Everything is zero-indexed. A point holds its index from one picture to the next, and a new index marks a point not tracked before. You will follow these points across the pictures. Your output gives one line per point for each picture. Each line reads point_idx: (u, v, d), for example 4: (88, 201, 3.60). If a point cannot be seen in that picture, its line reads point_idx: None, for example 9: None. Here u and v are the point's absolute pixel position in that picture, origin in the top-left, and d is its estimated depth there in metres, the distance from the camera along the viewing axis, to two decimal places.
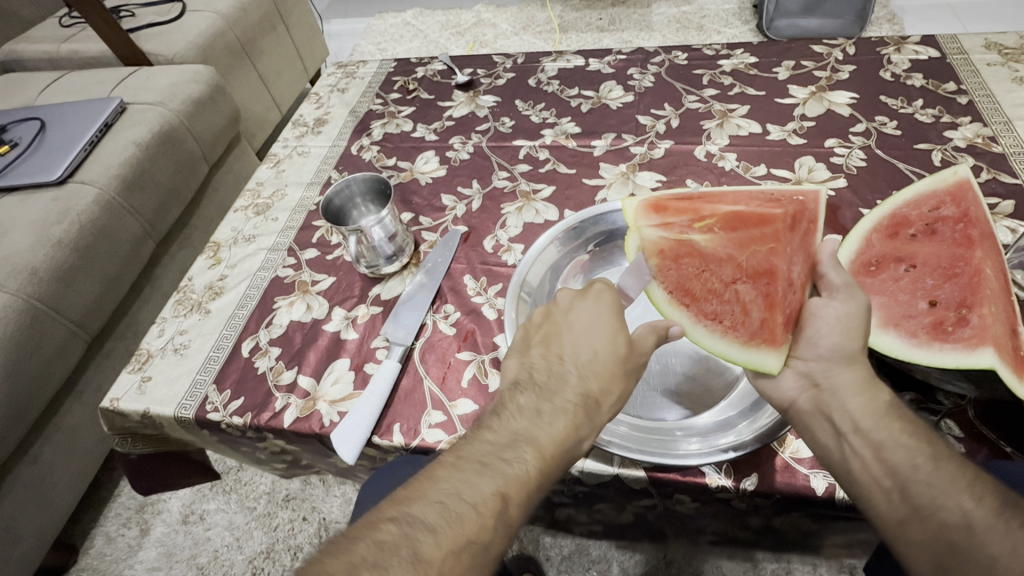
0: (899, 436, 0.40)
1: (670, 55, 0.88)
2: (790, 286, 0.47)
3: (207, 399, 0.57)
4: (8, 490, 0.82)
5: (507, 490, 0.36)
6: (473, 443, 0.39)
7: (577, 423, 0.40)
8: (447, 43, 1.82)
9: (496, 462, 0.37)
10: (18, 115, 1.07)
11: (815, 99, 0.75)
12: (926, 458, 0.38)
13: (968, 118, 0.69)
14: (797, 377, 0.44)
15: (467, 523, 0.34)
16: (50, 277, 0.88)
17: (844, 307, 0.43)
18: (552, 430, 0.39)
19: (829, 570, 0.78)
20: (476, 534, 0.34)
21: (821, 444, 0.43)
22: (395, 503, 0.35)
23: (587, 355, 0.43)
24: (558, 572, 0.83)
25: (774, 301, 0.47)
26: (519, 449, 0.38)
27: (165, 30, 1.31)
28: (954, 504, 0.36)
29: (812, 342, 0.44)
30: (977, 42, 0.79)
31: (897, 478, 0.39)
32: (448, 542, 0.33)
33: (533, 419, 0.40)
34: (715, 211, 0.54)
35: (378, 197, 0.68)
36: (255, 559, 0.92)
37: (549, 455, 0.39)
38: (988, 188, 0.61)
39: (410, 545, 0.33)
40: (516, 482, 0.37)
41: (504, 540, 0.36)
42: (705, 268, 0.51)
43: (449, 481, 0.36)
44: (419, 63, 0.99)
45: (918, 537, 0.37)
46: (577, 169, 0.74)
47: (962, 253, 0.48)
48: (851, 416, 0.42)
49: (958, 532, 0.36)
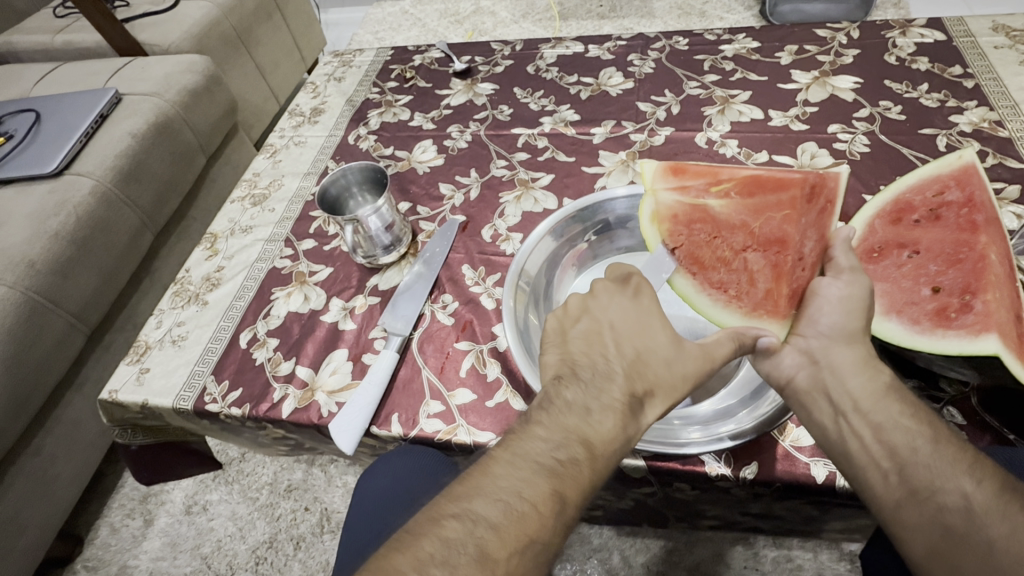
0: (899, 417, 0.40)
1: (670, 40, 0.87)
2: (801, 262, 0.47)
3: (205, 390, 0.57)
4: (11, 482, 0.83)
5: (564, 490, 0.36)
6: (527, 440, 0.38)
7: (625, 421, 0.39)
8: (446, 32, 1.80)
9: (550, 463, 0.37)
10: (14, 106, 1.06)
11: (818, 85, 0.74)
12: (926, 441, 0.38)
13: (975, 102, 0.67)
14: (797, 355, 0.44)
15: (528, 521, 0.35)
16: (47, 270, 0.88)
17: (846, 287, 0.43)
18: (601, 429, 0.38)
19: (830, 557, 0.78)
20: (536, 532, 0.35)
21: (820, 425, 0.42)
22: (453, 498, 0.35)
23: (637, 356, 0.42)
24: (559, 561, 0.84)
25: (785, 275, 0.47)
26: (570, 447, 0.38)
27: (160, 19, 1.29)
28: (954, 486, 0.36)
29: (813, 321, 0.44)
30: (984, 25, 0.77)
31: (897, 459, 0.39)
32: (511, 541, 0.34)
33: (582, 416, 0.39)
34: (735, 176, 0.54)
35: (375, 186, 0.67)
36: (258, 549, 0.92)
37: (599, 454, 0.38)
38: (994, 173, 0.60)
39: (474, 542, 0.33)
40: (572, 482, 0.37)
41: (559, 535, 0.36)
42: (715, 233, 0.51)
43: (507, 479, 0.36)
44: (417, 51, 0.97)
45: (915, 518, 0.37)
46: (577, 157, 0.73)
47: (966, 238, 0.47)
48: (852, 396, 0.41)
49: (956, 516, 0.36)
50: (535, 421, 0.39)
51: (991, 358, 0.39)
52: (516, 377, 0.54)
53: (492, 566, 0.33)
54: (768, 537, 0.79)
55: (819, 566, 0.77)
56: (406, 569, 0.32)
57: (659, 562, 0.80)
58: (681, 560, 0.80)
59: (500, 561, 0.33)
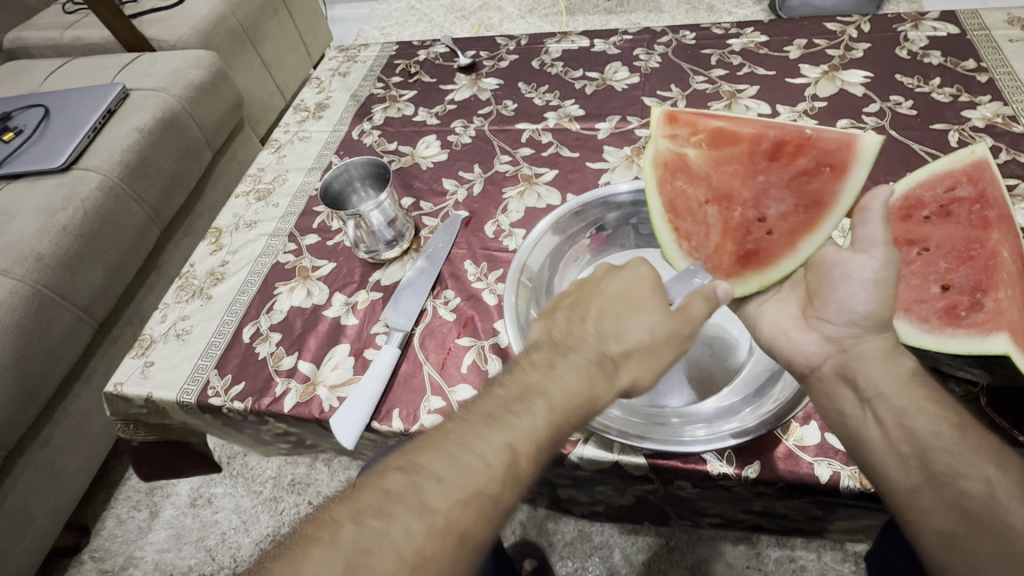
0: (922, 402, 0.38)
1: (677, 34, 0.86)
2: (764, 221, 0.49)
3: (208, 383, 0.58)
4: (19, 473, 0.84)
5: (516, 444, 0.35)
6: (486, 398, 0.37)
7: (594, 381, 0.38)
8: (452, 28, 1.79)
9: (504, 416, 0.36)
10: (23, 101, 1.07)
11: (828, 79, 0.73)
12: (950, 426, 0.37)
13: (988, 97, 0.66)
14: (824, 342, 0.43)
15: (478, 473, 0.34)
16: (55, 264, 0.89)
17: (880, 268, 0.40)
18: (564, 384, 0.37)
19: (835, 558, 0.77)
20: (485, 485, 0.34)
21: (838, 409, 0.42)
22: (404, 453, 0.35)
23: (617, 319, 0.40)
24: (560, 557, 0.84)
25: (746, 231, 0.49)
26: (529, 402, 0.36)
27: (167, 15, 1.30)
28: (976, 472, 0.36)
29: (845, 306, 0.42)
30: (999, 18, 0.75)
31: (917, 445, 0.37)
32: (455, 492, 0.33)
33: (545, 373, 0.38)
34: (714, 121, 0.52)
35: (377, 181, 0.67)
36: (263, 542, 0.93)
37: (559, 410, 0.36)
38: (1007, 169, 0.58)
39: (414, 492, 0.33)
40: (525, 435, 0.35)
41: (515, 491, 0.34)
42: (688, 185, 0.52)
43: (459, 431, 0.35)
44: (422, 46, 0.97)
45: (931, 503, 0.36)
46: (581, 152, 0.73)
47: (978, 235, 0.46)
48: (874, 381, 0.40)
49: (977, 502, 0.35)
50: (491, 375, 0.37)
51: (1001, 357, 0.39)
52: None
53: (432, 516, 0.32)
54: (771, 536, 0.79)
55: (822, 567, 0.76)
56: (343, 521, 0.32)
57: (660, 561, 0.80)
58: (683, 558, 0.80)
59: (440, 511, 0.33)
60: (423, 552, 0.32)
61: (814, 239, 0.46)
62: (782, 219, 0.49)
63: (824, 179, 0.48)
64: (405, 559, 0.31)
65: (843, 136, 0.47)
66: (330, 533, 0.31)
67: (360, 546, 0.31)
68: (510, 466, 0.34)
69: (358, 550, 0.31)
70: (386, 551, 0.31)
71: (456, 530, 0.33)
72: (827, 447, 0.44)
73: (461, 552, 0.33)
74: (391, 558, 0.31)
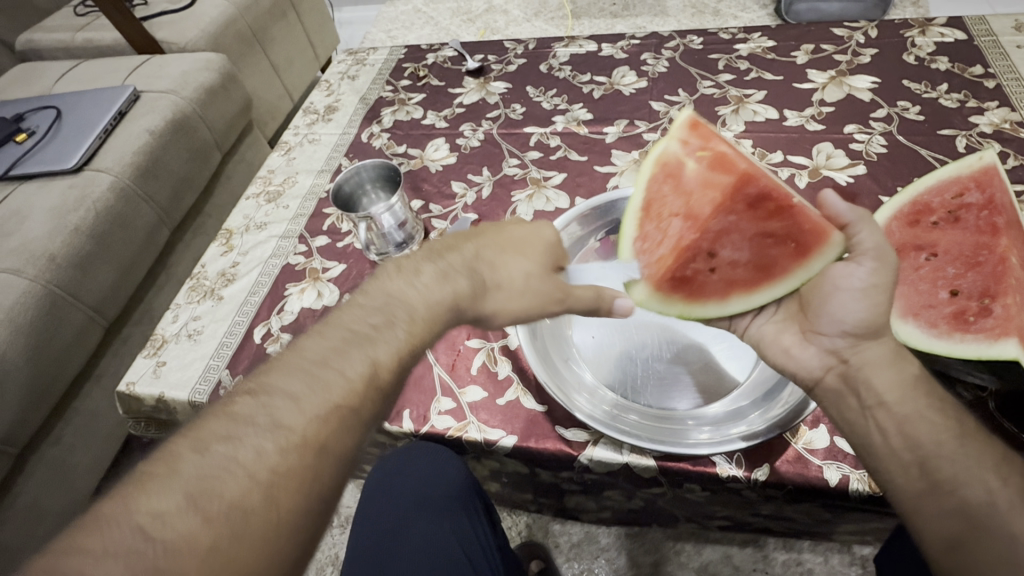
0: (924, 410, 0.39)
1: (685, 39, 0.86)
2: (711, 261, 0.48)
3: (219, 383, 0.58)
4: (30, 471, 0.85)
5: (376, 358, 0.37)
6: (346, 312, 0.40)
7: (461, 296, 0.42)
8: (459, 30, 1.80)
9: (363, 335, 0.38)
10: (35, 103, 1.08)
11: (835, 84, 0.73)
12: (950, 437, 0.37)
13: (995, 103, 0.66)
14: (824, 355, 0.43)
15: (335, 389, 0.35)
16: (67, 264, 0.89)
17: (870, 276, 0.40)
18: (427, 299, 0.41)
19: (841, 561, 0.77)
20: (343, 398, 0.35)
21: (845, 416, 0.42)
22: (255, 381, 0.35)
23: (500, 251, 0.45)
24: (566, 559, 0.84)
25: (691, 255, 0.48)
26: (387, 314, 0.40)
27: (178, 18, 1.31)
28: (979, 482, 0.35)
29: (836, 318, 0.42)
30: (1007, 24, 0.76)
31: (919, 453, 0.37)
32: (311, 409, 0.33)
33: (410, 286, 0.42)
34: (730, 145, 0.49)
35: (388, 184, 0.68)
36: None
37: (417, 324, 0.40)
38: (1015, 175, 0.59)
39: (266, 412, 0.33)
40: (384, 350, 0.38)
41: (373, 405, 0.36)
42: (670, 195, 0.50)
43: (316, 353, 0.37)
44: (430, 49, 0.98)
45: (935, 509, 0.36)
46: (589, 156, 0.73)
47: (985, 241, 0.47)
48: (875, 391, 0.40)
49: (979, 510, 0.35)
50: (429, 337, 0.41)
51: (1009, 363, 0.39)
52: (527, 375, 0.54)
53: (285, 433, 0.32)
54: (778, 539, 0.79)
55: (829, 570, 0.76)
56: (184, 451, 0.30)
57: (667, 563, 0.80)
58: (689, 560, 0.80)
59: (296, 428, 0.32)
60: (279, 470, 0.31)
61: (751, 300, 0.46)
62: (731, 267, 0.47)
63: (786, 253, 0.45)
64: (258, 479, 0.30)
65: (825, 221, 0.43)
66: (167, 465, 0.29)
67: (204, 474, 0.30)
68: (368, 381, 0.36)
69: (202, 475, 0.29)
70: (236, 473, 0.30)
71: (315, 443, 0.33)
72: (836, 450, 0.44)
73: (324, 468, 0.33)
74: (241, 479, 0.30)
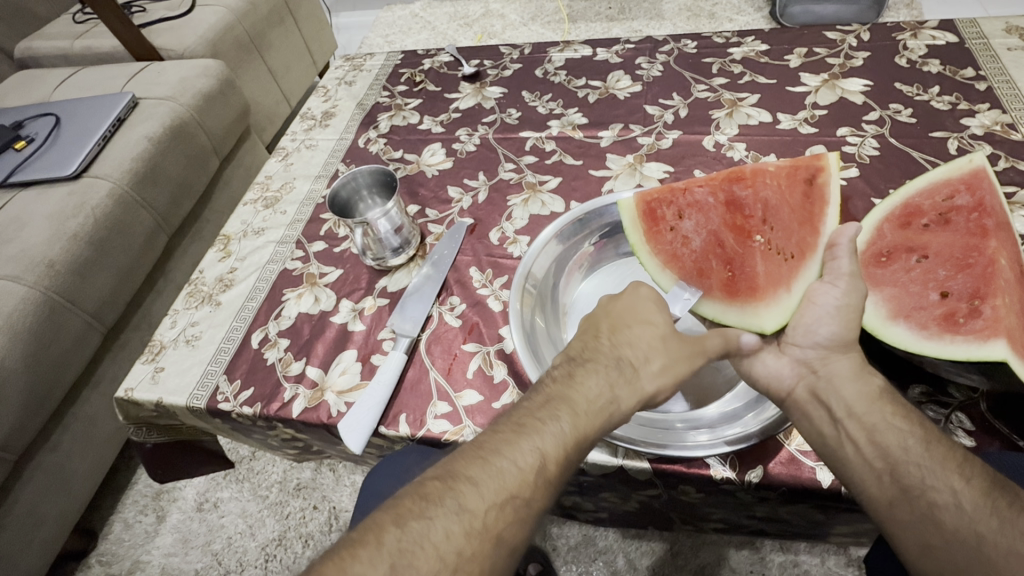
0: (891, 419, 0.40)
1: (679, 43, 0.87)
2: (676, 229, 0.54)
3: (217, 389, 0.59)
4: (28, 477, 0.85)
5: (544, 448, 0.37)
6: (513, 411, 0.40)
7: (614, 383, 0.41)
8: (456, 35, 1.81)
9: (531, 425, 0.38)
10: (34, 110, 1.09)
11: (828, 87, 0.74)
12: (917, 440, 0.39)
13: (987, 105, 0.67)
14: (795, 364, 0.45)
15: (511, 472, 0.36)
16: (66, 270, 0.90)
17: (843, 296, 0.44)
18: (585, 390, 0.40)
19: (838, 562, 0.77)
20: (518, 489, 0.35)
21: (818, 431, 0.42)
22: (437, 464, 0.37)
23: (615, 329, 0.44)
24: (564, 562, 0.84)
25: (672, 206, 0.55)
26: (554, 409, 0.39)
27: (176, 24, 1.32)
28: (944, 484, 0.37)
29: (810, 331, 0.45)
30: (997, 26, 0.76)
31: (889, 460, 0.39)
32: (491, 496, 0.35)
33: (567, 382, 0.41)
34: (823, 198, 0.51)
35: (384, 189, 0.68)
36: (268, 546, 0.94)
37: (583, 414, 0.39)
38: (1006, 177, 0.59)
39: (453, 496, 0.34)
40: (553, 441, 0.37)
41: (547, 496, 0.36)
42: (713, 183, 0.56)
43: (489, 440, 0.37)
44: (426, 55, 0.98)
45: (907, 516, 0.38)
46: (584, 160, 0.74)
47: (976, 243, 0.47)
48: (846, 402, 0.42)
49: (947, 513, 0.36)
50: (595, 429, 0.39)
51: (1000, 364, 0.39)
52: (522, 378, 0.54)
53: (470, 519, 0.34)
54: (774, 542, 0.79)
55: (827, 571, 0.76)
56: (387, 523, 0.32)
57: (664, 565, 0.80)
58: (687, 563, 0.80)
59: (477, 513, 0.34)
60: (463, 553, 0.33)
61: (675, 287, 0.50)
62: (681, 245, 0.53)
63: (719, 278, 0.51)
64: (446, 560, 0.32)
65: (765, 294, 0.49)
66: (374, 535, 0.32)
67: (402, 546, 0.32)
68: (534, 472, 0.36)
69: (402, 552, 0.31)
70: (427, 553, 0.32)
71: (492, 531, 0.34)
72: None
73: (496, 556, 0.34)
74: (431, 559, 0.32)
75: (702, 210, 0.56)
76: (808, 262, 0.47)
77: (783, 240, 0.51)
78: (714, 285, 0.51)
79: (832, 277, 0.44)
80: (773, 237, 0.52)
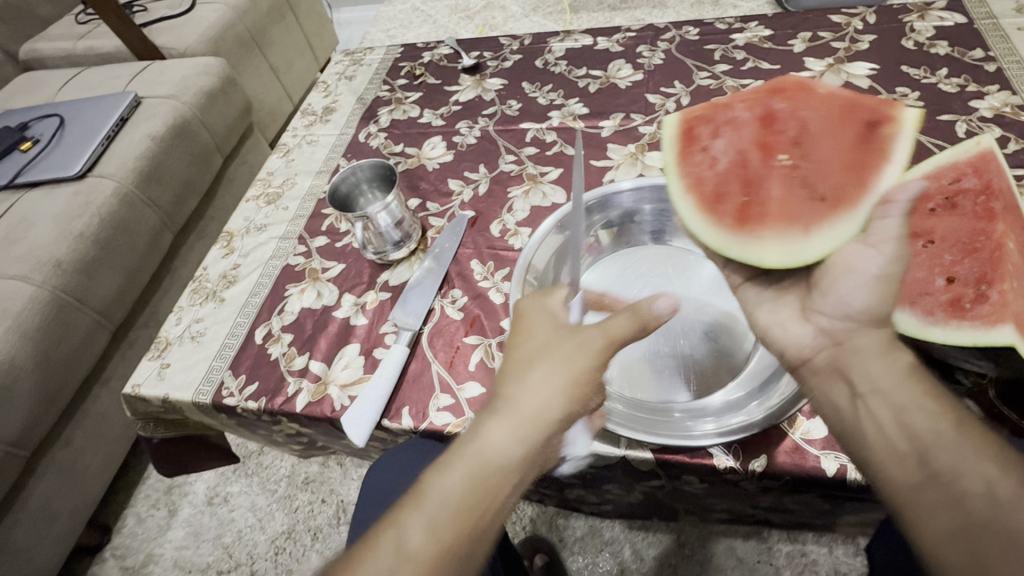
0: (921, 399, 0.36)
1: (681, 30, 0.86)
2: (706, 149, 0.49)
3: (222, 384, 0.59)
4: (41, 474, 0.86)
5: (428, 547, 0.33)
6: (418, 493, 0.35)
7: (515, 429, 0.36)
8: (457, 28, 1.80)
9: (420, 512, 0.34)
10: (39, 111, 1.10)
11: (833, 72, 0.73)
12: (950, 425, 0.35)
13: (996, 86, 0.65)
14: (818, 335, 0.43)
15: (428, 543, 0.33)
16: (72, 269, 0.91)
17: (886, 264, 0.40)
18: (486, 448, 0.35)
19: (846, 551, 0.76)
20: None
21: (834, 405, 0.40)
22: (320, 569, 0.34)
23: (526, 354, 0.39)
24: (571, 553, 0.84)
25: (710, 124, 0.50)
26: (461, 482, 0.35)
27: (177, 23, 1.32)
28: (977, 472, 0.33)
29: (841, 301, 0.41)
30: (1007, 6, 0.74)
31: (916, 441, 0.35)
32: None
33: (471, 443, 0.36)
34: (884, 151, 0.44)
35: (383, 182, 0.68)
36: (278, 540, 0.95)
37: (476, 482, 0.34)
38: (1017, 159, 0.58)
39: None
40: (439, 532, 0.33)
41: None
42: (753, 96, 0.48)
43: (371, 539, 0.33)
44: (426, 48, 0.98)
45: (930, 503, 0.33)
46: (585, 150, 0.73)
47: (983, 227, 0.46)
48: (870, 378, 0.38)
49: (979, 503, 0.32)
50: (488, 487, 0.34)
51: (1008, 349, 0.39)
52: None
53: None
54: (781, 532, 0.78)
55: (834, 562, 0.76)
56: None
57: (671, 556, 0.80)
58: (694, 553, 0.80)
59: None
60: None
61: (690, 212, 0.48)
62: (706, 166, 0.49)
63: (735, 206, 0.47)
64: None
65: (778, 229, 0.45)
66: None
67: None
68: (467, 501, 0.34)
69: None
70: None
71: None
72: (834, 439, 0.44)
73: None
74: None
75: (733, 126, 0.49)
76: (843, 215, 0.43)
77: (818, 176, 0.45)
78: (727, 213, 0.47)
79: (873, 240, 0.41)
80: (807, 169, 0.46)
